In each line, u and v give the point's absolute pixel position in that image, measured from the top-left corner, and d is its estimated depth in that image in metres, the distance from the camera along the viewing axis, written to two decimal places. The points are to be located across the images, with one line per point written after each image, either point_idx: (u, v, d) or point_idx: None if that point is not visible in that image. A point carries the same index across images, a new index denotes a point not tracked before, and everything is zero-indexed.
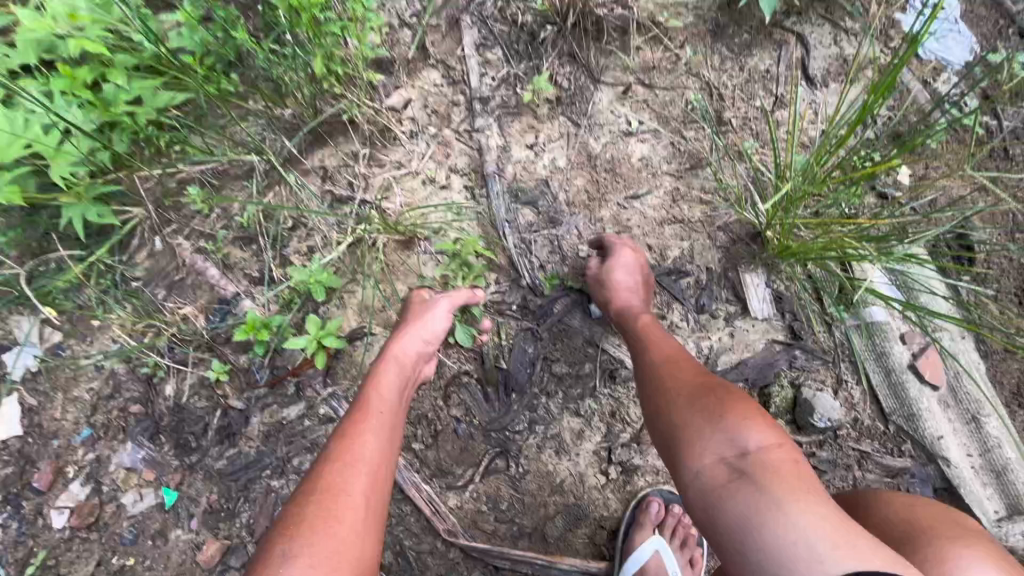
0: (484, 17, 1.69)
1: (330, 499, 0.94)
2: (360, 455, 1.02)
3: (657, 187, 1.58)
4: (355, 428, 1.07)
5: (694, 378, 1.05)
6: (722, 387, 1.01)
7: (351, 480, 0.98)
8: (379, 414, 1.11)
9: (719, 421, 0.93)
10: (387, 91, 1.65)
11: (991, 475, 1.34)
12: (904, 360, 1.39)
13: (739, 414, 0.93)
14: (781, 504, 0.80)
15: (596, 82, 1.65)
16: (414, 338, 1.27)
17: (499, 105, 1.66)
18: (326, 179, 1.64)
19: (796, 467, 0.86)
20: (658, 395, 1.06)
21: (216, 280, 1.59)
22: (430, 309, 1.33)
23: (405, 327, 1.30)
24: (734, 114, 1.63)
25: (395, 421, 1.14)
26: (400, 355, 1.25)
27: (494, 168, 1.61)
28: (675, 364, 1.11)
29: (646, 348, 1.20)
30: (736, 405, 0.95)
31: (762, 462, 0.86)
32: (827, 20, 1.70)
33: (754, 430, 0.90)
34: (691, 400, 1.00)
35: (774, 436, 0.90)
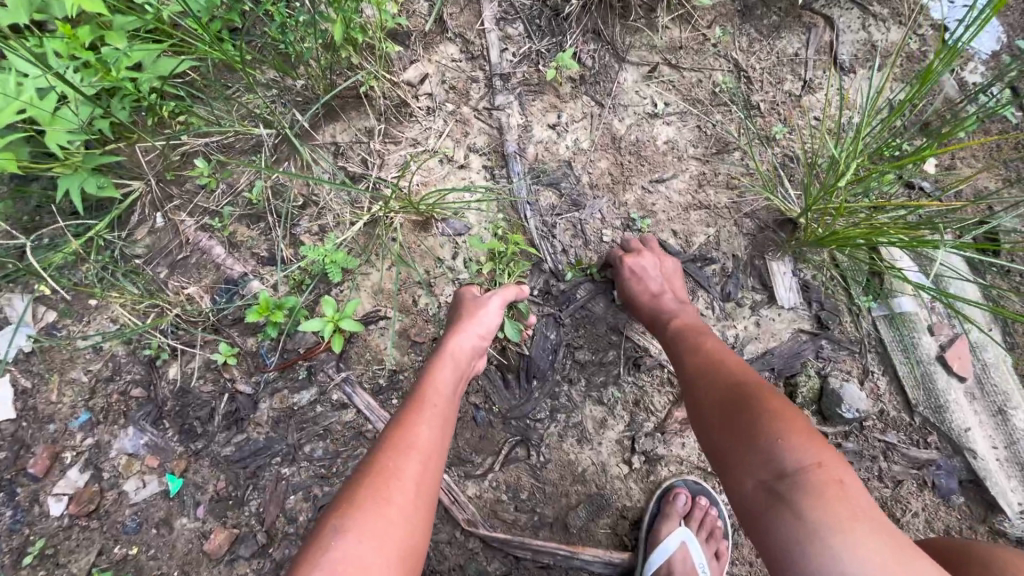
0: None
1: (382, 483, 0.91)
2: (413, 444, 0.98)
3: (683, 171, 1.54)
4: (409, 417, 1.03)
5: (730, 383, 0.98)
6: (758, 393, 0.93)
7: (403, 467, 0.94)
8: (432, 405, 1.07)
9: (754, 438, 0.86)
10: (403, 65, 1.58)
11: (1016, 467, 1.34)
12: (932, 351, 1.38)
13: (776, 428, 0.86)
14: (822, 537, 0.75)
15: (621, 61, 1.60)
16: (470, 334, 1.23)
17: (520, 83, 1.59)
18: (338, 155, 1.57)
19: (840, 491, 0.79)
20: (695, 403, 1.01)
21: (222, 259, 1.52)
22: (483, 307, 1.28)
23: (460, 323, 1.25)
24: (762, 98, 1.58)
25: (449, 415, 1.09)
26: (454, 350, 1.20)
27: (515, 148, 1.56)
28: (713, 365, 1.05)
29: (682, 350, 1.15)
30: (777, 416, 0.87)
31: (802, 487, 0.79)
32: (857, 4, 1.65)
33: (790, 449, 0.82)
34: (726, 411, 0.93)
35: (816, 452, 0.82)
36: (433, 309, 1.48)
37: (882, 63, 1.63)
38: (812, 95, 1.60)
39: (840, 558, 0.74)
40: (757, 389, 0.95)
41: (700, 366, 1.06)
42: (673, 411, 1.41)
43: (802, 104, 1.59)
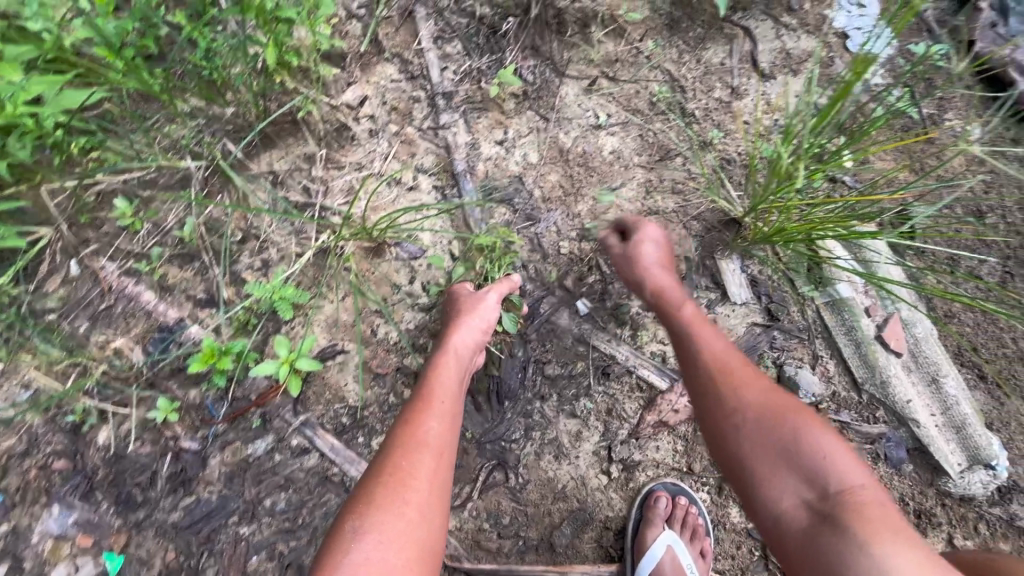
0: (439, 9, 1.64)
1: (397, 482, 0.93)
2: (423, 440, 1.00)
3: (630, 179, 1.58)
4: (416, 416, 1.05)
5: (761, 392, 0.99)
6: (793, 405, 0.96)
7: (416, 465, 0.96)
8: (438, 405, 1.09)
9: (796, 452, 0.89)
10: (341, 87, 1.55)
11: (952, 431, 1.46)
12: (871, 332, 1.48)
13: (818, 448, 0.89)
14: (872, 547, 0.77)
15: (561, 76, 1.64)
16: (471, 330, 1.24)
17: (463, 100, 1.59)
18: (277, 184, 1.49)
19: (880, 510, 0.82)
20: (718, 402, 1.00)
21: (152, 306, 1.38)
22: (481, 302, 1.30)
23: (457, 320, 1.26)
24: (696, 105, 1.67)
25: (455, 410, 1.12)
26: (456, 346, 1.22)
27: (464, 166, 1.54)
28: (734, 366, 1.04)
29: (691, 337, 1.12)
30: (815, 434, 0.91)
31: (843, 505, 0.82)
32: (769, 16, 1.80)
33: (832, 468, 0.86)
34: (761, 419, 0.95)
35: (855, 472, 0.86)
36: (393, 338, 1.42)
37: (797, 68, 1.77)
38: (740, 101, 1.70)
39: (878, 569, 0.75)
40: (789, 400, 0.97)
41: (717, 364, 1.05)
42: (646, 415, 1.40)
43: (733, 109, 1.68)
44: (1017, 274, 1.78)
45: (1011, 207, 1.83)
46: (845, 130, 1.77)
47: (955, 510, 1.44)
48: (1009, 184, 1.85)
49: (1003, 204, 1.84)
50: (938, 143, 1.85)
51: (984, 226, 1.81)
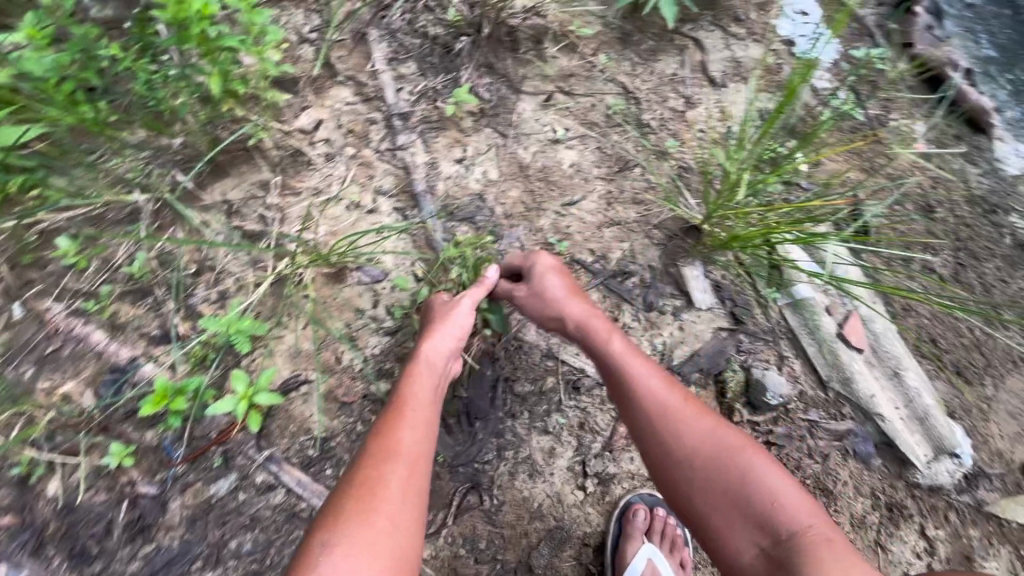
0: (392, 31, 1.65)
1: (367, 494, 0.91)
2: (395, 450, 0.98)
3: (590, 191, 1.59)
4: (389, 426, 1.03)
5: (702, 435, 1.01)
6: (737, 445, 0.99)
7: (387, 475, 0.93)
8: (410, 414, 1.06)
9: (745, 500, 0.93)
10: (294, 111, 1.53)
11: (916, 423, 1.49)
12: (832, 330, 1.52)
13: (764, 493, 0.93)
14: None
15: (517, 92, 1.65)
16: (445, 338, 1.22)
17: (420, 120, 1.59)
18: (232, 214, 1.45)
19: (830, 543, 0.86)
20: (667, 455, 1.02)
21: (103, 346, 1.32)
22: (454, 307, 1.27)
23: (431, 328, 1.24)
24: (652, 116, 1.69)
25: (430, 417, 1.09)
26: (428, 355, 1.19)
27: (424, 186, 1.53)
28: (673, 410, 1.05)
29: (626, 381, 1.11)
30: (759, 473, 0.95)
31: (794, 552, 0.86)
32: (716, 28, 1.86)
33: (780, 511, 0.91)
34: (710, 470, 0.98)
35: (799, 509, 0.91)
36: (359, 365, 1.39)
37: (747, 76, 1.82)
38: (694, 110, 1.73)
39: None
40: (731, 438, 1.00)
41: (656, 412, 1.05)
42: (618, 427, 1.40)
43: (688, 118, 1.72)
44: (969, 265, 1.85)
45: (957, 202, 1.92)
46: (796, 134, 1.82)
47: (925, 501, 1.48)
48: (953, 180, 1.95)
49: (950, 198, 1.92)
50: (885, 143, 1.92)
51: (933, 222, 1.87)
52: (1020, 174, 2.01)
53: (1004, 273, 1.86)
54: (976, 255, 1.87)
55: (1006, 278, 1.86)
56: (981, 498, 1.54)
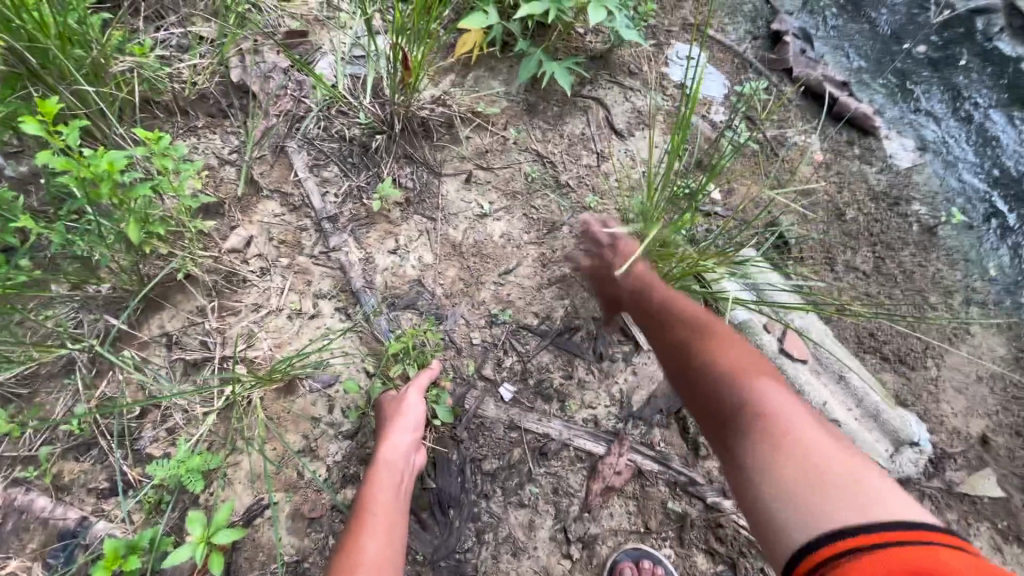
0: (310, 139, 1.72)
1: None
2: (360, 565, 0.99)
3: (524, 257, 1.66)
4: (353, 540, 1.05)
5: (683, 335, 1.06)
6: (699, 341, 1.01)
7: None
8: (372, 523, 1.08)
9: (700, 388, 0.96)
10: (223, 234, 1.57)
11: (871, 420, 1.55)
12: (774, 347, 1.59)
13: (720, 380, 0.94)
14: (753, 467, 0.83)
15: (438, 175, 1.73)
16: (400, 436, 1.23)
17: (349, 219, 1.63)
18: (172, 346, 1.45)
19: (774, 429, 0.84)
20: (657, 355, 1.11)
21: (48, 512, 1.25)
22: (403, 402, 1.29)
23: (386, 428, 1.26)
24: (569, 175, 1.80)
25: (393, 524, 1.10)
26: (386, 455, 1.21)
27: (362, 282, 1.56)
28: (665, 320, 1.13)
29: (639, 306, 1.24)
30: (724, 364, 0.96)
31: (737, 431, 0.87)
32: (614, 84, 2.03)
33: (730, 395, 0.91)
34: (674, 363, 1.03)
35: (757, 391, 0.90)
36: (322, 475, 1.36)
37: (649, 123, 1.97)
38: (606, 163, 1.85)
39: (752, 476, 0.82)
40: (713, 338, 1.02)
41: (655, 322, 1.15)
42: (592, 485, 1.40)
43: (602, 171, 1.83)
44: (887, 257, 1.99)
45: (862, 201, 2.08)
46: (704, 167, 1.95)
47: None
48: (854, 181, 2.12)
49: (856, 199, 2.08)
50: (786, 159, 2.09)
51: (846, 223, 2.01)
52: (911, 166, 2.20)
53: (920, 258, 2.01)
54: (891, 246, 2.01)
55: (922, 262, 2.00)
56: (950, 480, 1.59)
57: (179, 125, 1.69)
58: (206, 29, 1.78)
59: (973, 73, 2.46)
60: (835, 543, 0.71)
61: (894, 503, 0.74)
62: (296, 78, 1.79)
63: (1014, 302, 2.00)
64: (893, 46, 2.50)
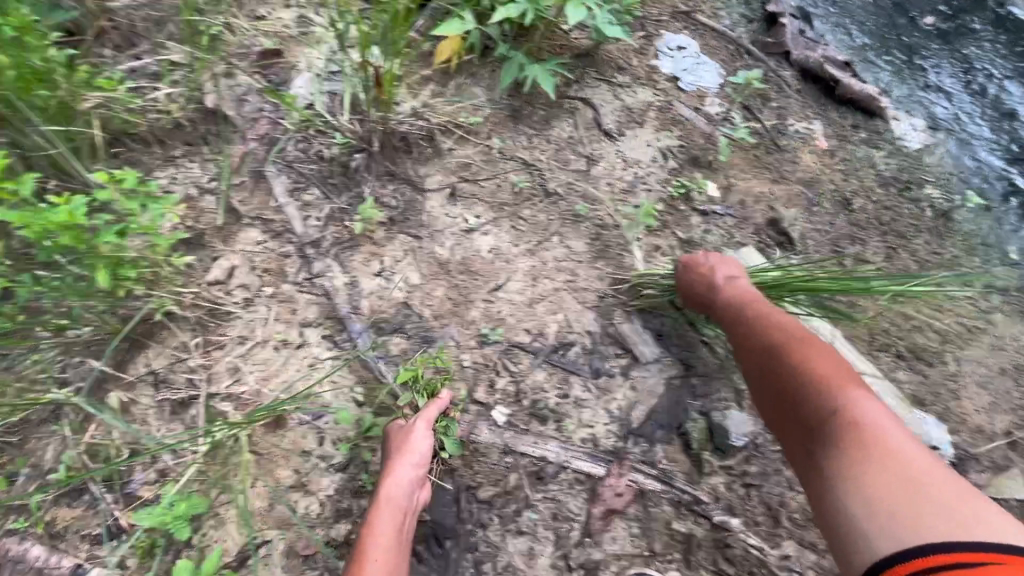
0: (289, 161, 1.68)
1: None
2: None
3: (514, 272, 1.60)
4: None
5: (779, 348, 1.17)
6: (796, 363, 1.11)
7: None
8: (371, 570, 1.07)
9: (796, 407, 1.07)
10: (206, 266, 1.54)
11: None
12: None
13: (812, 393, 1.05)
14: (840, 475, 0.92)
15: (422, 191, 1.67)
16: (404, 471, 1.22)
17: (332, 243, 1.59)
18: (159, 385, 1.43)
19: (864, 440, 0.93)
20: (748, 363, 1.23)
21: (42, 561, 1.24)
22: (412, 434, 1.28)
23: (390, 462, 1.24)
24: (558, 182, 1.73)
25: (392, 570, 1.10)
26: (389, 491, 1.19)
27: (348, 308, 1.52)
28: (759, 334, 1.25)
29: (732, 319, 1.34)
30: (818, 378, 1.06)
31: (827, 440, 0.98)
32: (602, 82, 1.95)
33: (822, 409, 1.02)
34: (773, 384, 1.14)
35: (848, 404, 0.99)
36: (315, 510, 1.33)
37: (640, 122, 1.90)
38: (597, 166, 1.78)
39: (837, 484, 0.92)
40: (808, 354, 1.12)
41: (749, 334, 1.27)
42: (592, 508, 1.34)
43: (594, 176, 1.76)
44: (900, 247, 1.88)
45: (871, 188, 1.97)
46: (701, 163, 1.87)
47: None
48: (862, 168, 2.01)
49: (864, 186, 1.97)
50: (787, 149, 1.99)
51: (854, 214, 1.91)
52: (922, 147, 2.09)
53: (934, 246, 1.90)
54: (904, 235, 1.90)
55: (937, 250, 1.90)
56: (973, 484, 1.51)
57: (156, 155, 1.65)
58: (178, 54, 1.74)
59: (986, 43, 2.33)
60: (917, 551, 0.78)
61: (982, 515, 0.79)
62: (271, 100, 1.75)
63: None
64: (898, 20, 2.38)
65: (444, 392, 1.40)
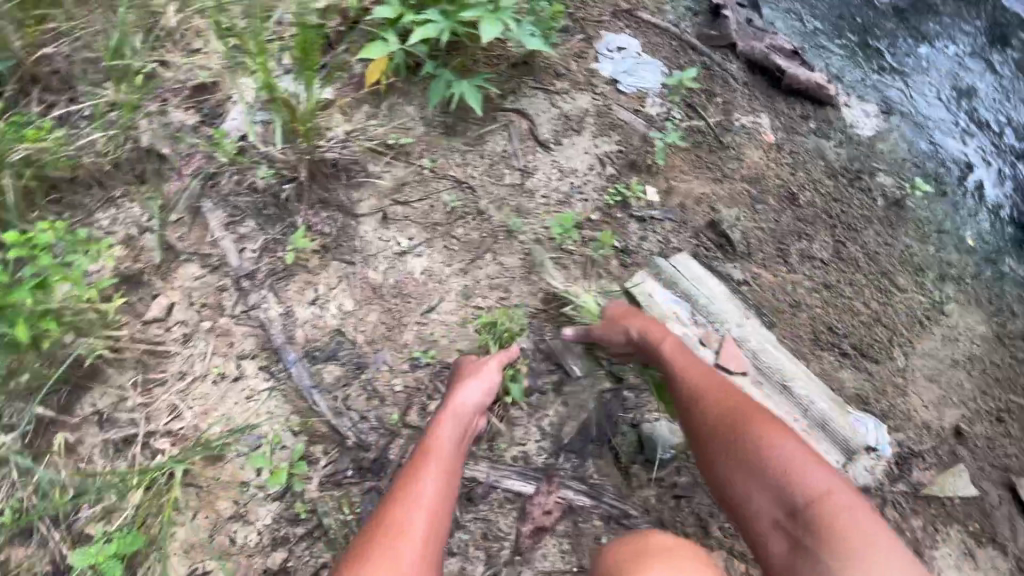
0: (224, 195, 1.70)
1: (392, 537, 1.06)
2: (420, 496, 1.14)
3: (447, 292, 1.61)
4: (415, 472, 1.19)
5: (732, 414, 1.17)
6: (764, 433, 1.11)
7: (413, 521, 1.09)
8: (432, 465, 1.20)
9: (770, 480, 1.05)
10: (146, 304, 1.58)
11: (819, 430, 1.45)
12: (710, 361, 1.49)
13: (778, 466, 1.05)
14: (830, 562, 0.92)
15: (355, 217, 1.69)
16: (472, 391, 1.35)
17: (267, 274, 1.62)
18: (104, 424, 1.48)
19: (842, 519, 0.96)
20: (697, 428, 1.21)
21: None
22: (482, 365, 1.41)
23: (460, 382, 1.39)
24: (490, 199, 1.73)
25: (453, 469, 1.23)
26: (458, 406, 1.33)
27: (283, 339, 1.55)
28: (709, 395, 1.24)
29: (672, 377, 1.32)
30: (779, 449, 1.08)
31: (806, 522, 0.98)
32: (539, 90, 1.93)
33: (792, 485, 1.03)
34: (734, 458, 1.12)
35: (815, 480, 1.02)
36: (253, 540, 1.37)
37: (578, 129, 1.88)
38: (531, 178, 1.78)
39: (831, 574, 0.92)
40: (760, 421, 1.14)
41: (695, 396, 1.25)
42: (522, 526, 1.37)
43: (528, 189, 1.76)
44: (850, 240, 1.84)
45: (819, 179, 1.93)
46: (640, 167, 1.84)
47: None
48: (810, 159, 1.96)
49: (812, 178, 1.93)
50: (732, 145, 1.95)
51: (800, 209, 1.87)
52: (874, 134, 2.03)
53: (886, 236, 1.85)
54: (853, 227, 1.86)
55: (889, 240, 1.85)
56: (916, 482, 1.48)
57: (97, 197, 1.68)
58: (110, 95, 1.74)
59: (945, 17, 2.33)
60: None
61: None
62: (206, 135, 1.78)
63: (996, 272, 1.84)
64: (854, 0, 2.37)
65: (512, 346, 1.51)
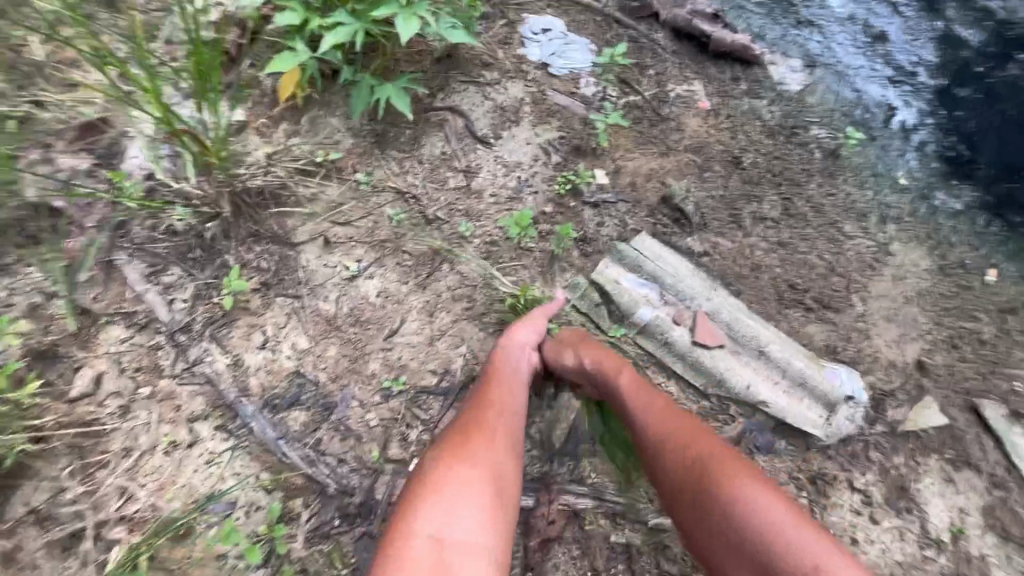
0: (139, 244, 1.53)
1: (476, 431, 1.16)
2: (495, 402, 1.23)
3: (408, 312, 1.52)
4: (488, 384, 1.29)
5: (691, 469, 1.11)
6: (731, 488, 1.05)
7: (489, 421, 1.19)
8: (499, 381, 1.29)
9: (746, 547, 1.00)
10: (68, 379, 1.38)
11: (800, 388, 1.53)
12: (687, 340, 1.55)
13: (750, 531, 1.00)
14: None
15: (294, 246, 1.56)
16: (526, 329, 1.40)
17: (204, 324, 1.47)
18: (44, 523, 1.26)
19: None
20: (663, 487, 1.15)
21: None
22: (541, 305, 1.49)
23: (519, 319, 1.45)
24: (437, 207, 1.65)
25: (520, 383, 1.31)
26: (515, 335, 1.40)
27: (235, 392, 1.40)
28: (670, 447, 1.17)
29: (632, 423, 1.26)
30: (746, 509, 1.02)
31: None
32: (469, 84, 1.84)
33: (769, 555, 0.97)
34: (704, 521, 1.06)
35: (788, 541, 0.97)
36: None
37: (515, 119, 1.81)
38: (476, 179, 1.70)
39: None
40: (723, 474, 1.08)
41: (656, 449, 1.19)
42: (528, 541, 1.31)
43: (474, 190, 1.69)
44: (796, 195, 1.87)
45: (759, 140, 1.94)
46: (584, 151, 1.80)
47: (842, 453, 1.46)
48: (747, 121, 1.98)
49: (752, 140, 1.94)
50: (671, 116, 1.93)
51: (745, 171, 1.88)
52: (802, 88, 2.07)
53: (828, 187, 1.90)
54: (797, 182, 1.89)
55: (831, 190, 1.89)
56: (892, 421, 1.52)
57: None
58: None
59: None
60: None
61: None
62: (105, 179, 1.58)
63: (929, 207, 1.92)
64: None
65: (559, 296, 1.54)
